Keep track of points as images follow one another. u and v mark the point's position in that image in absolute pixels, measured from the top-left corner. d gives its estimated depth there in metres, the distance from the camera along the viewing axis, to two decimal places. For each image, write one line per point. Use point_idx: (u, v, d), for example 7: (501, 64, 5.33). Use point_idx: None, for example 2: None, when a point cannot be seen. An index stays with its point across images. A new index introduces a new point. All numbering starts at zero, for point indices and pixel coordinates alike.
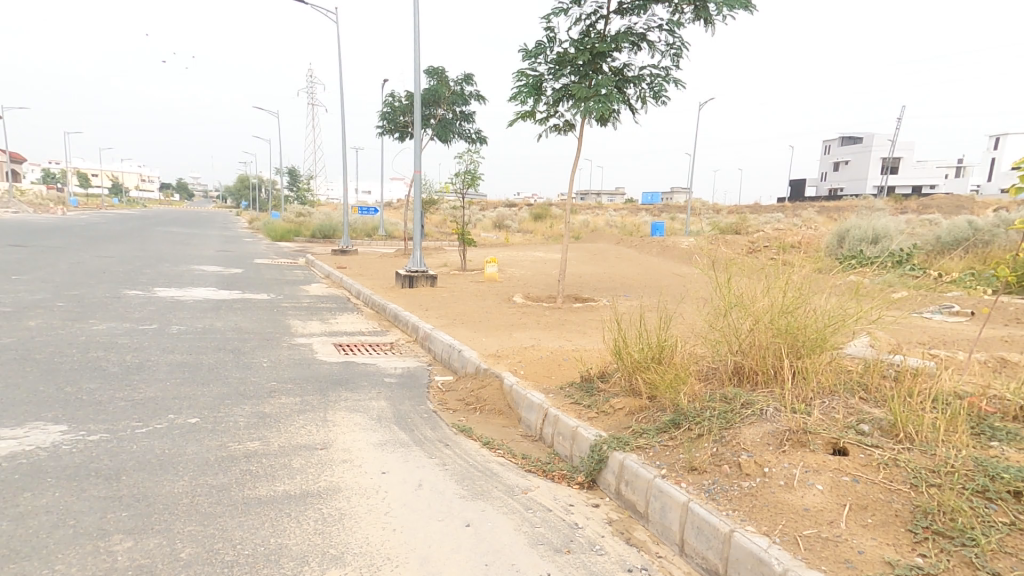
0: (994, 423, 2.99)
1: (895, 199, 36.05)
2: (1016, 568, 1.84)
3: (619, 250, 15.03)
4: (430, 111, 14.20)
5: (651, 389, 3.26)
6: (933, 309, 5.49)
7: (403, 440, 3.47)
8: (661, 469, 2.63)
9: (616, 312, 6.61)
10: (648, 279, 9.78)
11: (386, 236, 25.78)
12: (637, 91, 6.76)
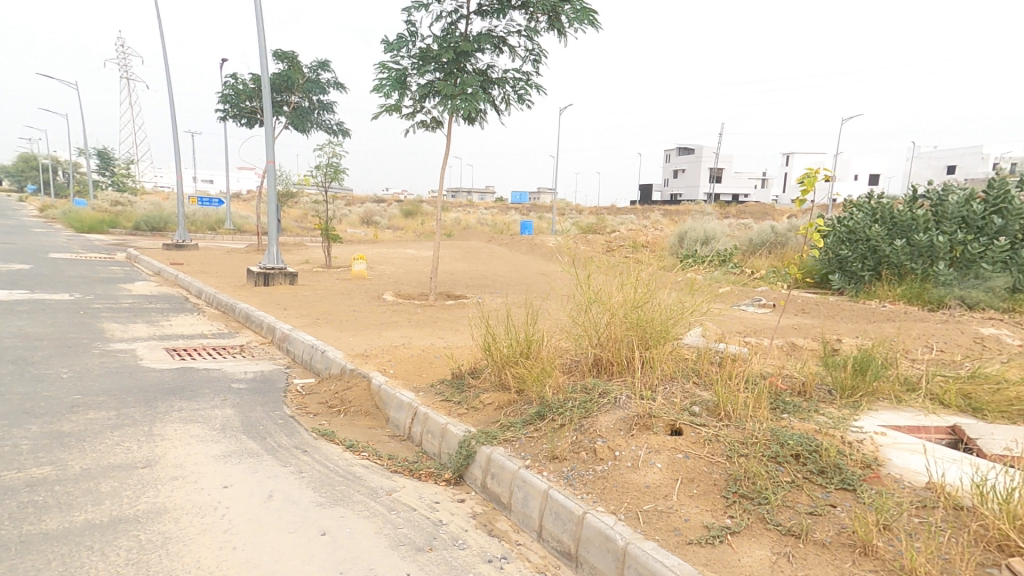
0: (785, 397, 3.64)
1: (724, 207, 41.61)
2: (793, 518, 2.30)
3: (489, 248, 15.35)
4: (283, 97, 13.21)
5: (519, 383, 3.40)
6: (747, 302, 6.45)
7: (252, 449, 3.20)
8: (525, 460, 2.76)
9: (484, 309, 6.76)
10: (517, 276, 10.14)
11: (236, 230, 23.41)
12: (503, 94, 6.94)
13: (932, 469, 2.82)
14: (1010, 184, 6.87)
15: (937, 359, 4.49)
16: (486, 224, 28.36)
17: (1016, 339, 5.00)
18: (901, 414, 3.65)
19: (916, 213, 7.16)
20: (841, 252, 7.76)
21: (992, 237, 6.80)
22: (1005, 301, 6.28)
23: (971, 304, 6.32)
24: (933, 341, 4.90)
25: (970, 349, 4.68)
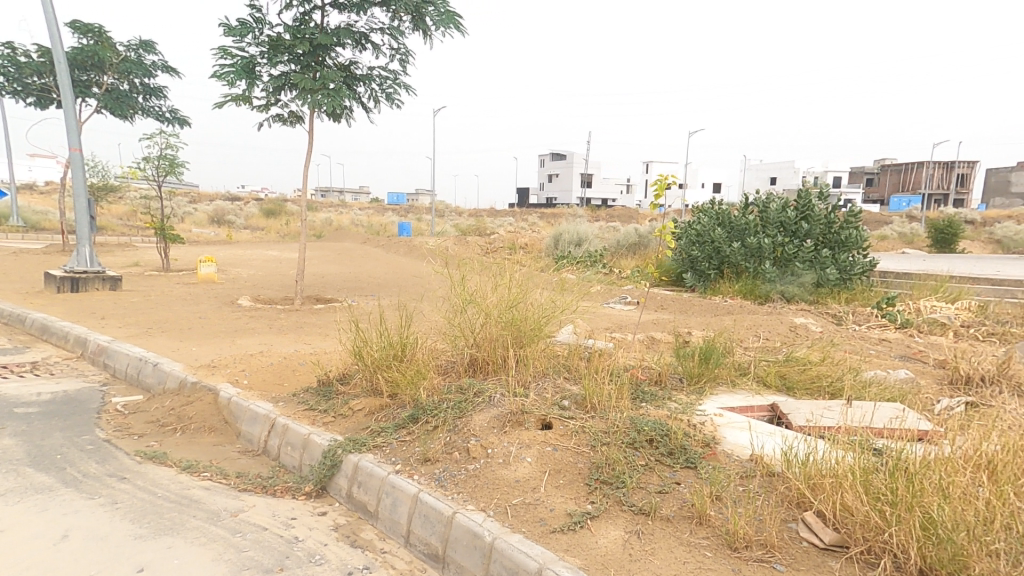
0: (644, 388, 4.01)
1: (593, 211, 44.29)
2: (644, 497, 2.58)
3: (364, 250, 14.80)
4: (91, 77, 11.51)
5: (392, 387, 3.33)
6: (615, 300, 6.97)
7: (47, 484, 2.76)
8: (396, 465, 2.71)
9: (356, 313, 6.51)
10: (393, 278, 9.93)
11: (30, 229, 19.77)
12: (370, 91, 6.77)
13: (754, 442, 3.39)
14: (811, 195, 8.02)
15: (763, 346, 5.24)
16: (360, 226, 27.37)
17: (819, 327, 6.01)
18: (735, 396, 4.22)
19: (749, 219, 8.20)
20: (692, 253, 8.71)
21: (801, 239, 7.91)
22: (813, 295, 7.46)
23: (789, 298, 7.46)
24: (760, 330, 5.68)
25: (786, 337, 5.53)
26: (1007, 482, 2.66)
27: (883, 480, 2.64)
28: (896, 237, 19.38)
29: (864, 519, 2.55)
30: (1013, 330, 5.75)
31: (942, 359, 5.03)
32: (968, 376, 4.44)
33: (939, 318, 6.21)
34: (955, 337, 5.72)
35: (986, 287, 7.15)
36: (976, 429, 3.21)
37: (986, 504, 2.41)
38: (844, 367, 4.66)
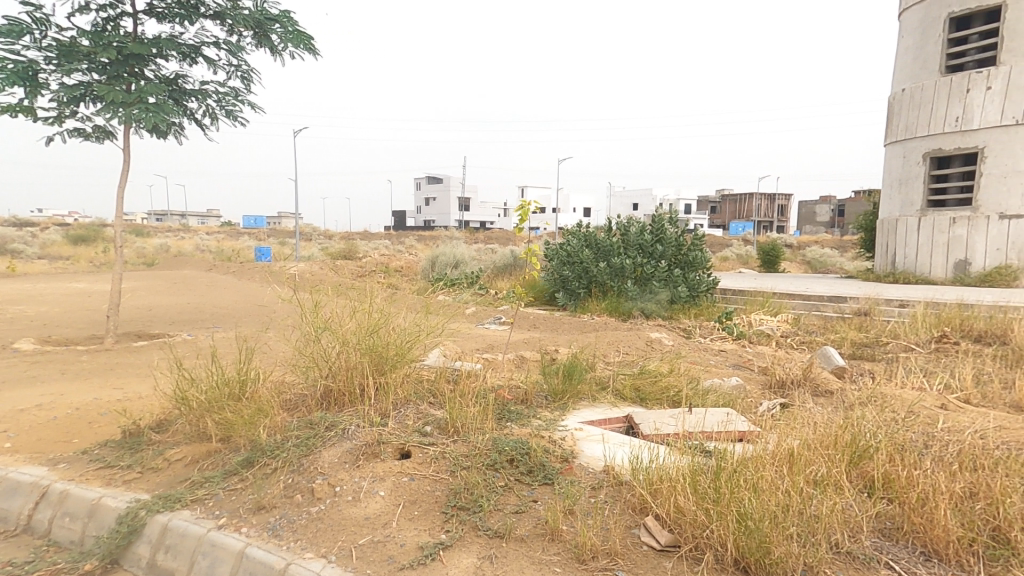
0: (511, 407, 4.11)
1: (471, 232, 44.90)
2: (501, 519, 2.61)
3: (210, 277, 13.44)
4: None
5: (223, 431, 3.09)
6: (489, 320, 7.08)
7: None
8: (220, 519, 2.56)
9: (199, 347, 5.89)
10: (235, 307, 9.24)
11: None
12: (205, 108, 6.26)
13: (606, 453, 3.62)
14: (664, 219, 8.95)
15: (622, 360, 5.66)
16: (207, 251, 24.66)
17: (670, 340, 6.65)
18: (595, 410, 4.48)
19: (613, 241, 8.90)
20: (563, 273, 9.19)
21: (657, 260, 8.73)
22: (668, 311, 8.22)
23: (648, 314, 8.12)
24: (621, 346, 6.12)
25: (642, 351, 6.02)
26: (799, 472, 3.22)
27: (707, 481, 2.98)
28: (734, 257, 22.24)
29: (692, 518, 2.84)
30: (817, 338, 6.87)
31: (764, 366, 5.85)
32: (782, 380, 5.27)
33: (765, 330, 7.19)
34: (776, 345, 6.69)
35: (798, 302, 8.45)
36: (783, 428, 3.85)
37: (782, 494, 2.85)
38: (687, 376, 5.20)
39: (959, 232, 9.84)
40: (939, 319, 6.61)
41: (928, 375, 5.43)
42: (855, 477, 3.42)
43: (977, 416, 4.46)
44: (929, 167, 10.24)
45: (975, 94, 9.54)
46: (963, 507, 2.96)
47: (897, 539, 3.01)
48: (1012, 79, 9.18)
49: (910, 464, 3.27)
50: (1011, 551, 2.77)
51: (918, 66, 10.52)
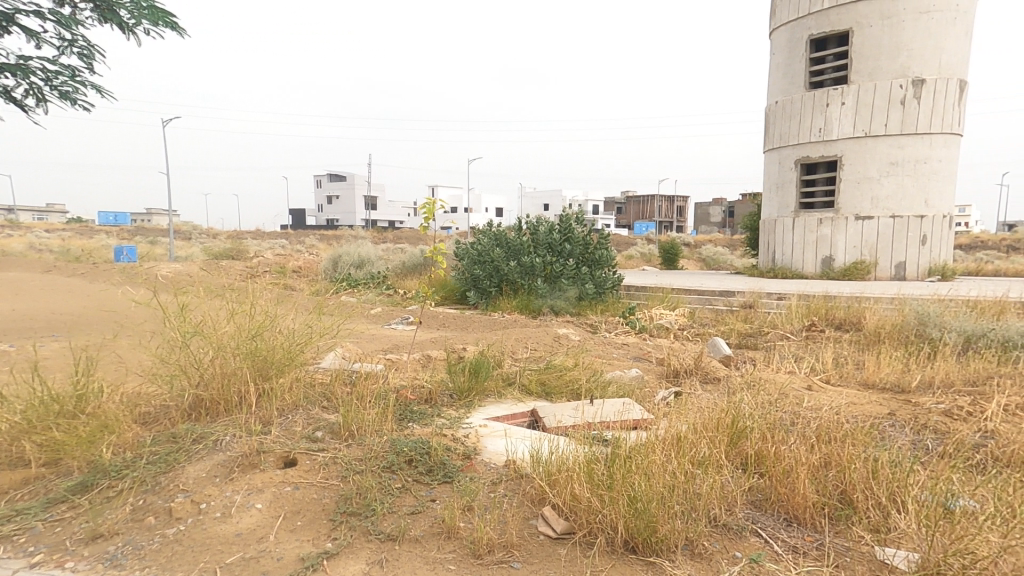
0: (413, 407, 4.01)
1: (379, 232, 43.53)
2: (395, 522, 2.52)
3: (55, 278, 11.76)
4: None
5: (50, 453, 2.78)
6: (397, 320, 6.86)
7: None
8: (38, 555, 2.24)
9: (33, 360, 5.15)
10: (84, 313, 8.24)
11: None
12: (30, 85, 5.56)
13: (508, 447, 3.64)
14: (572, 219, 9.22)
15: (530, 356, 5.74)
16: (52, 252, 21.43)
17: (577, 336, 6.85)
18: (500, 406, 4.49)
19: (523, 240, 9.06)
20: (475, 272, 9.19)
21: (566, 259, 8.99)
22: (576, 307, 8.47)
23: (557, 311, 8.32)
24: (529, 342, 6.20)
25: (549, 346, 6.15)
26: (685, 454, 3.45)
27: (601, 469, 3.08)
28: (637, 256, 23.48)
29: (586, 505, 2.91)
30: (709, 329, 7.41)
31: (661, 357, 6.21)
32: (677, 370, 5.67)
33: (664, 323, 7.63)
34: (673, 337, 7.14)
35: (693, 297, 9.06)
36: (673, 415, 4.13)
37: (669, 475, 3.02)
38: (590, 369, 5.37)
39: (825, 231, 11.05)
40: (809, 309, 7.37)
41: (798, 360, 6.03)
42: (733, 456, 3.74)
43: (835, 394, 5.04)
44: (799, 172, 11.45)
45: (833, 108, 10.76)
46: (819, 475, 3.34)
47: (766, 509, 3.32)
48: (860, 96, 10.47)
49: (778, 440, 3.63)
50: (853, 511, 3.16)
51: (787, 81, 11.69)
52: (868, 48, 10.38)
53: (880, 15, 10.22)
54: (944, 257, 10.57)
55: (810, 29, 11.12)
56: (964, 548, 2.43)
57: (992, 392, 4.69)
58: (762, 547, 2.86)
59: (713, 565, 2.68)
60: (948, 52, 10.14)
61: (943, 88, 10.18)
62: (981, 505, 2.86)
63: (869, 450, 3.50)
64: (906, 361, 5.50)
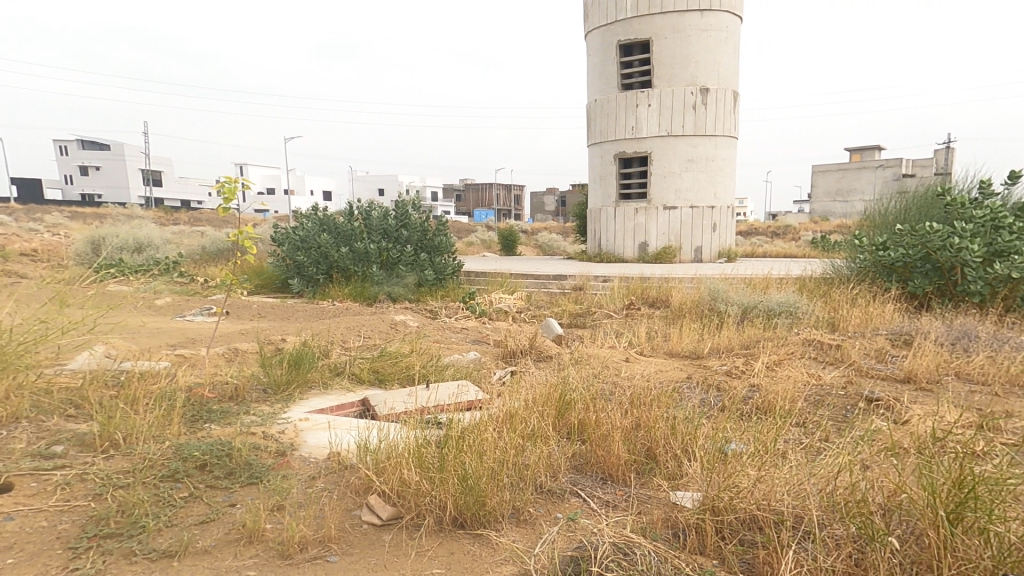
0: (212, 406, 3.49)
1: (188, 216, 37.78)
2: (172, 537, 2.13)
3: None
4: None
5: None
6: (195, 313, 6.05)
7: None
8: None
9: None
10: None
11: None
12: None
13: (333, 438, 3.35)
14: (408, 206, 8.97)
15: (362, 344, 5.44)
16: None
17: (415, 322, 6.69)
18: (326, 398, 4.14)
19: (354, 225, 8.58)
20: (298, 259, 8.44)
21: (403, 245, 8.71)
22: (416, 294, 8.32)
23: (395, 297, 8.09)
24: (362, 330, 5.87)
25: (385, 334, 5.89)
26: (516, 429, 3.54)
27: (433, 452, 2.97)
28: (477, 242, 24.11)
29: (416, 488, 2.78)
30: (545, 311, 7.82)
31: (498, 339, 6.38)
32: (512, 351, 5.85)
33: (504, 307, 7.87)
34: (511, 320, 7.40)
35: (530, 281, 9.51)
36: (505, 393, 4.22)
37: (498, 451, 3.05)
38: (427, 354, 5.25)
39: (641, 220, 12.42)
40: (629, 290, 8.16)
41: (619, 335, 6.64)
42: (560, 426, 3.96)
43: (647, 363, 5.68)
44: (617, 166, 12.65)
45: (641, 109, 12.05)
46: (630, 436, 3.70)
47: (586, 471, 3.56)
48: (662, 100, 11.88)
49: (598, 409, 3.93)
50: (657, 463, 3.54)
51: (602, 81, 12.79)
52: (665, 57, 11.81)
53: (672, 28, 11.69)
54: (729, 243, 12.64)
55: (618, 35, 12.29)
56: (732, 482, 2.85)
57: (759, 352, 5.68)
58: (580, 505, 3.02)
59: (536, 529, 2.74)
60: (724, 66, 11.97)
61: (723, 98, 12.00)
62: (746, 446, 3.41)
63: (669, 410, 3.96)
64: (701, 331, 6.40)
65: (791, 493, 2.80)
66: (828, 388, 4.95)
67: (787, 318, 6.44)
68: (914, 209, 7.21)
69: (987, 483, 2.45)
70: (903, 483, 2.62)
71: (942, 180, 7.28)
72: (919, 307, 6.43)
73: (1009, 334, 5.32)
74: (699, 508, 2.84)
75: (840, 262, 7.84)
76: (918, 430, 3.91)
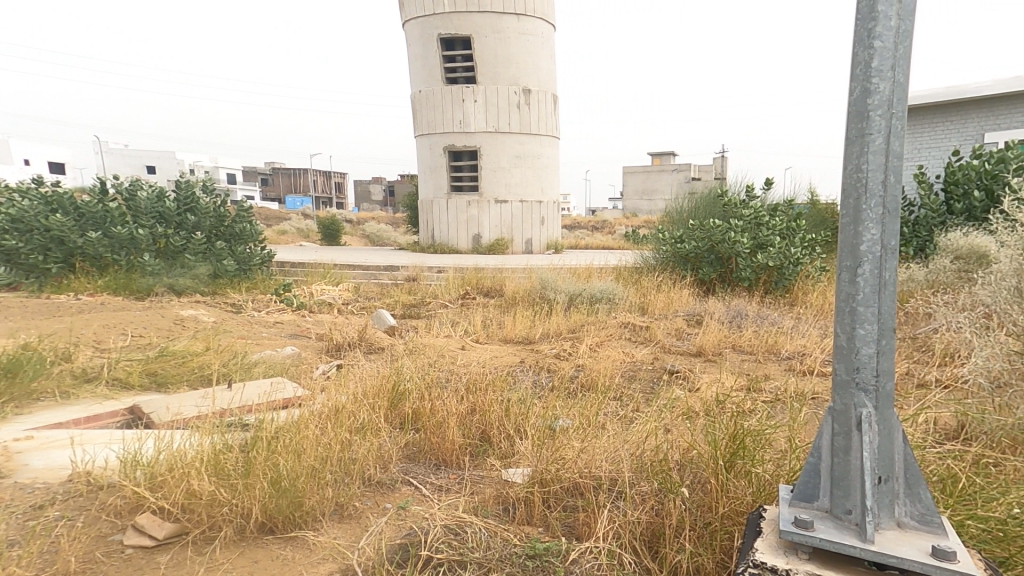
0: None
1: None
2: None
3: None
4: None
5: None
6: None
7: None
8: None
9: None
10: None
11: None
12: None
13: (77, 457, 2.64)
14: (194, 187, 7.95)
15: (131, 345, 4.53)
16: None
17: (209, 317, 5.83)
18: (69, 411, 3.30)
19: (108, 207, 7.26)
20: (6, 244, 6.76)
21: (190, 232, 7.80)
22: (210, 286, 7.49)
23: (178, 290, 7.13)
24: (131, 328, 4.92)
25: (167, 331, 5.01)
26: (342, 424, 3.19)
27: (237, 458, 2.50)
28: (293, 232, 22.28)
29: (210, 498, 2.30)
30: (375, 302, 7.41)
31: (321, 332, 5.86)
32: (338, 344, 5.39)
33: (326, 300, 7.32)
34: (336, 312, 6.89)
35: (358, 272, 9.06)
36: (330, 387, 3.81)
37: (322, 447, 2.71)
38: (228, 352, 4.57)
39: (474, 213, 12.62)
40: (464, 281, 8.15)
41: (455, 324, 6.55)
42: (393, 417, 3.70)
43: (482, 350, 5.69)
44: (448, 159, 12.63)
45: (467, 104, 12.22)
46: (465, 421, 3.62)
47: (420, 459, 3.37)
48: (487, 97, 12.21)
49: (433, 397, 3.76)
50: (490, 445, 3.50)
51: (424, 72, 12.68)
52: (487, 56, 12.16)
53: (491, 28, 12.08)
54: (554, 236, 13.54)
55: (438, 28, 12.26)
56: (559, 456, 2.93)
57: (583, 335, 6.09)
58: (412, 493, 2.81)
59: (360, 523, 2.47)
60: (543, 70, 12.78)
61: (544, 99, 12.81)
62: (571, 421, 3.56)
63: (504, 393, 3.96)
64: (533, 317, 6.65)
65: (608, 459, 2.95)
66: (640, 363, 5.51)
67: (606, 304, 7.03)
68: (700, 208, 8.47)
69: (752, 435, 2.87)
70: (695, 441, 2.96)
71: (719, 183, 8.66)
72: (707, 291, 7.56)
73: (769, 311, 6.52)
74: (528, 482, 2.86)
75: (648, 253, 8.84)
76: (706, 395, 4.51)
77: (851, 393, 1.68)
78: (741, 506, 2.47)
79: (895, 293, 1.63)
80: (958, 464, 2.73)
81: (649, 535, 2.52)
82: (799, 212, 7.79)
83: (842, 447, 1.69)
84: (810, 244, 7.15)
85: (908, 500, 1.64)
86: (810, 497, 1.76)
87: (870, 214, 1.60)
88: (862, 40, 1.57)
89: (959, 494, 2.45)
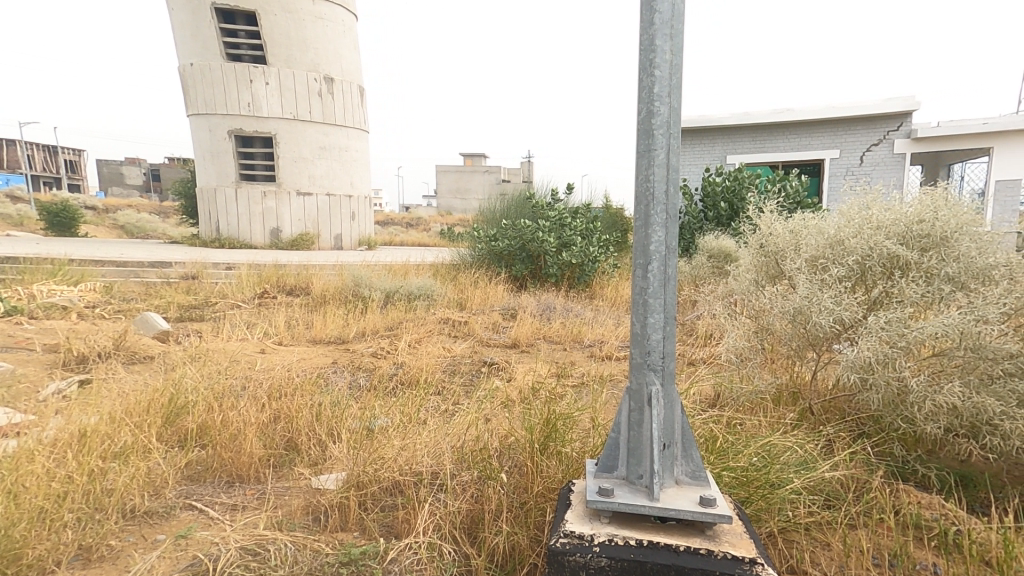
0: None
1: None
2: None
3: None
4: None
5: None
6: None
7: None
8: None
9: None
10: None
11: None
12: None
13: None
14: None
15: None
16: None
17: None
18: None
19: None
20: None
21: None
22: None
23: None
24: None
25: None
26: (91, 450, 2.40)
27: None
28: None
29: None
30: (136, 305, 5.97)
31: (51, 343, 4.45)
32: (82, 356, 4.15)
33: (58, 302, 5.65)
34: (76, 317, 5.33)
35: (110, 270, 7.26)
36: (70, 408, 2.85)
37: (58, 480, 2.01)
38: None
39: (270, 205, 11.31)
40: (261, 279, 7.15)
41: (250, 326, 5.64)
42: (167, 435, 2.92)
43: (287, 353, 4.98)
44: (234, 144, 11.02)
45: (256, 86, 10.82)
46: (266, 431, 3.05)
47: (205, 479, 2.71)
48: (282, 81, 11.01)
49: (225, 407, 3.10)
50: (297, 454, 2.98)
51: (198, 43, 10.87)
52: (278, 36, 10.93)
53: (282, 6, 10.88)
54: (366, 231, 13.03)
55: None
56: (377, 456, 2.64)
57: (401, 332, 5.80)
58: (195, 518, 2.21)
59: (115, 565, 1.85)
60: (346, 60, 12.07)
61: (348, 91, 12.11)
62: (391, 420, 3.25)
63: (315, 397, 3.47)
64: (346, 316, 6.11)
65: (429, 454, 2.72)
66: (459, 357, 5.44)
67: (425, 300, 6.86)
68: (511, 210, 8.93)
69: (565, 418, 2.90)
70: (512, 427, 2.91)
71: (527, 187, 9.21)
72: (520, 287, 7.96)
73: (573, 304, 7.11)
74: (342, 486, 2.51)
75: (464, 250, 8.95)
76: (522, 384, 4.62)
77: (643, 372, 1.77)
78: (553, 483, 2.46)
79: (677, 285, 1.77)
80: (716, 426, 3.09)
81: (469, 522, 2.38)
82: (595, 216, 8.77)
83: (636, 421, 1.79)
84: (604, 244, 8.04)
85: (684, 460, 1.82)
86: (610, 467, 1.84)
87: (656, 218, 1.70)
88: (647, 64, 1.67)
89: (719, 448, 2.72)
